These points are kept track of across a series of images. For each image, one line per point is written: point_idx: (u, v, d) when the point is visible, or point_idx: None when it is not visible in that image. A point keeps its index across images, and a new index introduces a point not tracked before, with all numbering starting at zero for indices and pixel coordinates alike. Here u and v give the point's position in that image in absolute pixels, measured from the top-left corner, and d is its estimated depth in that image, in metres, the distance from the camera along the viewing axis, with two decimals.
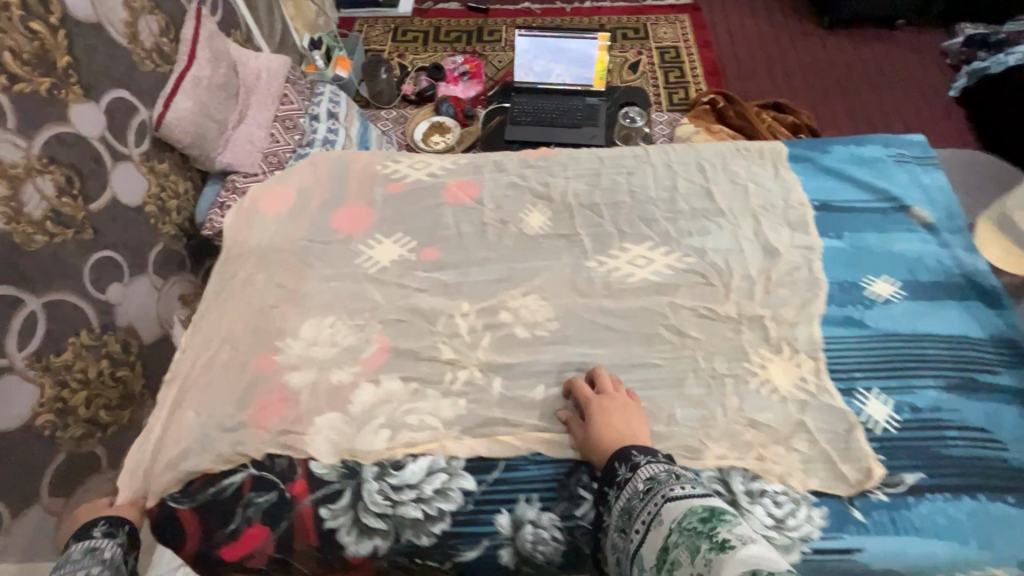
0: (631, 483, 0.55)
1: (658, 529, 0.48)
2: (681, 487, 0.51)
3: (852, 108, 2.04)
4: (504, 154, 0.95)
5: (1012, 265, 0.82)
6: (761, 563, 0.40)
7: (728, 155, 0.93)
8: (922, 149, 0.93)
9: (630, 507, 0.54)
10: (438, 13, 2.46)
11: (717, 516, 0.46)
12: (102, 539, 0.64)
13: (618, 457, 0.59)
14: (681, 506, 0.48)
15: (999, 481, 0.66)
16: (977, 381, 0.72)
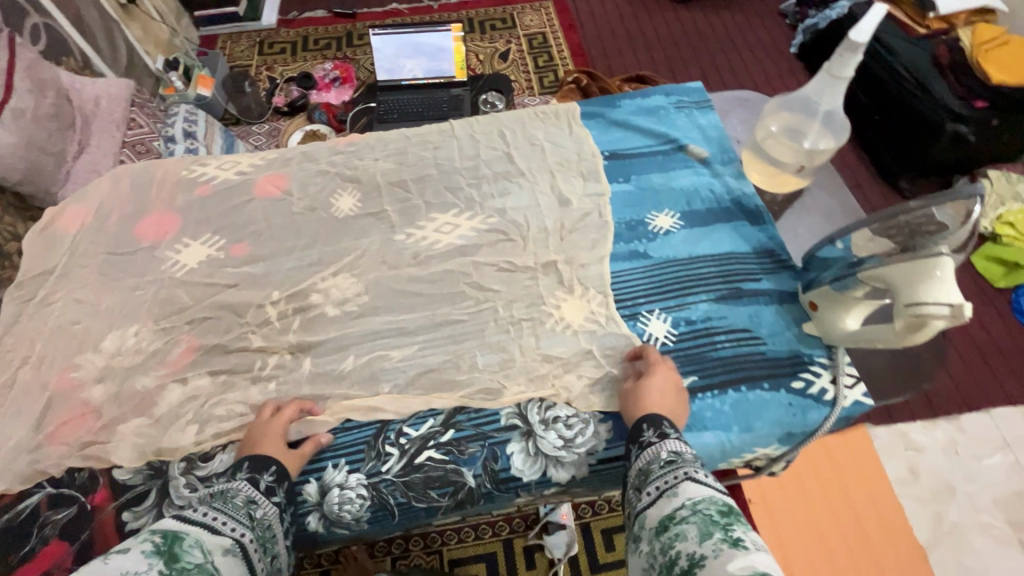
0: (656, 451, 0.57)
1: (670, 500, 0.51)
2: (710, 478, 0.52)
3: (707, 72, 2.20)
4: (314, 145, 0.97)
5: (774, 185, 0.91)
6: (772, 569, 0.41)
7: (526, 120, 0.99)
8: (699, 94, 1.03)
9: (650, 469, 0.56)
10: (305, 22, 2.24)
11: (735, 516, 0.47)
12: (256, 486, 0.58)
13: (649, 421, 0.62)
14: (706, 492, 0.50)
15: (757, 371, 0.74)
16: (741, 290, 0.81)
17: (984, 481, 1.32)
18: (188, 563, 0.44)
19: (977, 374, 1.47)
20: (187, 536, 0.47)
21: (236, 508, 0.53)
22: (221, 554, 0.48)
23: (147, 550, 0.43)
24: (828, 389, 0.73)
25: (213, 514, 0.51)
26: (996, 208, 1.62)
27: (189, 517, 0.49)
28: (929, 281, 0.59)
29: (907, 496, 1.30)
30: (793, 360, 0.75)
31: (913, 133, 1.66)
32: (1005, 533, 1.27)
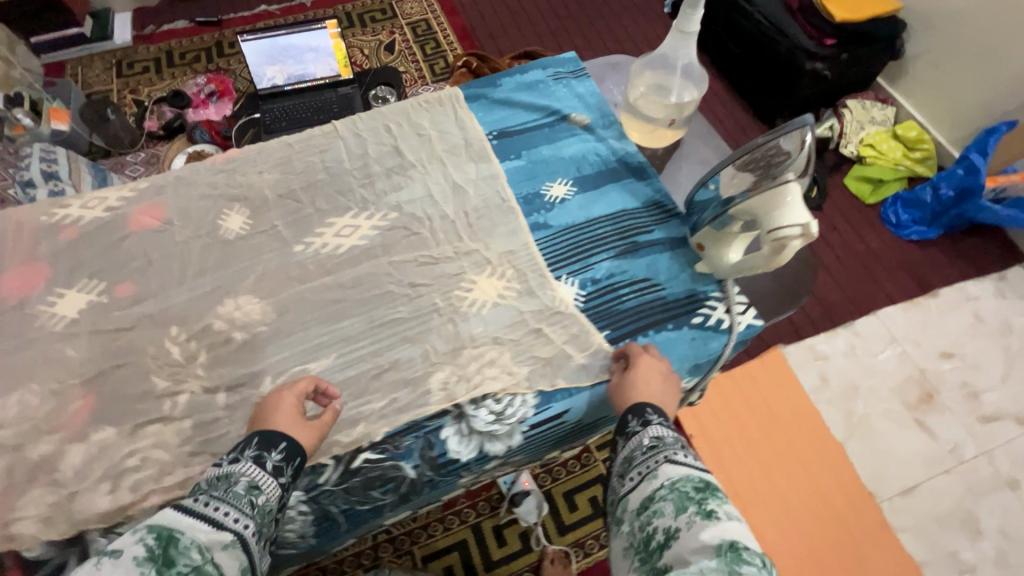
0: (638, 436, 0.62)
1: (652, 482, 0.58)
2: (688, 457, 0.59)
3: (591, 41, 2.27)
4: (189, 168, 0.91)
5: (652, 141, 0.97)
6: (734, 538, 0.50)
7: (411, 111, 0.98)
8: (574, 63, 1.06)
9: (632, 454, 0.61)
10: (165, 36, 2.04)
11: (711, 491, 0.55)
12: (258, 467, 0.56)
13: (633, 410, 0.66)
14: (682, 471, 0.57)
15: (661, 315, 0.80)
16: (637, 243, 0.86)
17: (880, 374, 1.51)
18: (184, 567, 0.45)
19: (861, 282, 1.65)
20: (182, 537, 0.47)
21: (240, 497, 0.53)
22: (219, 552, 0.48)
23: (140, 556, 0.44)
24: (725, 318, 0.80)
25: (216, 509, 0.51)
26: (857, 133, 1.81)
27: (193, 511, 0.50)
28: (783, 204, 0.67)
29: (821, 401, 1.46)
30: (691, 298, 0.81)
31: (780, 75, 1.81)
32: (901, 414, 1.46)
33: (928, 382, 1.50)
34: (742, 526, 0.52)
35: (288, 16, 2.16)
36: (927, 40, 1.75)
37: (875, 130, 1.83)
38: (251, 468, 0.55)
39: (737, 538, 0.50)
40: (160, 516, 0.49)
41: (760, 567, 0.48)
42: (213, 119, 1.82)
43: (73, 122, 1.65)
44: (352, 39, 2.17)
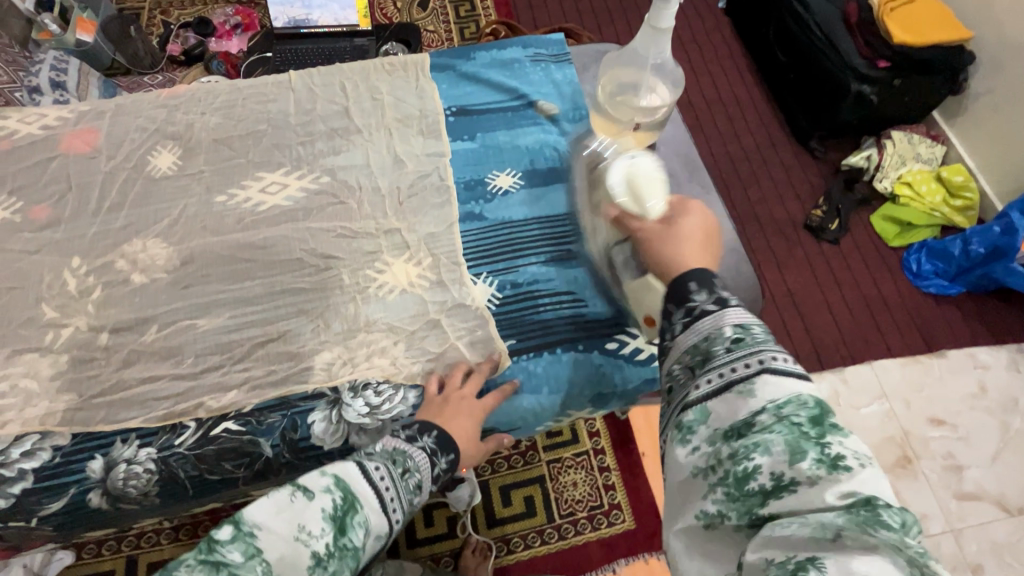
0: (715, 323, 0.48)
1: (745, 398, 0.43)
2: (785, 363, 0.44)
3: (631, 26, 2.13)
4: (133, 98, 0.88)
5: None
6: (874, 495, 0.36)
7: (372, 72, 0.93)
8: (558, 47, 0.98)
9: (710, 349, 0.47)
10: None
11: (827, 418, 0.40)
12: (411, 447, 0.56)
13: (691, 282, 0.52)
14: (787, 389, 0.42)
15: (574, 334, 0.74)
16: (572, 251, 0.80)
17: (857, 428, 1.41)
18: (349, 543, 0.43)
19: (861, 329, 1.54)
20: (356, 505, 0.45)
21: (399, 481, 0.51)
22: (371, 535, 0.46)
23: (327, 510, 0.43)
24: (642, 350, 0.74)
25: (384, 484, 0.49)
26: (897, 168, 1.66)
27: (365, 474, 0.48)
28: (645, 179, 0.67)
29: None
30: (611, 321, 0.75)
31: (821, 91, 1.66)
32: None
33: (909, 446, 1.40)
34: (876, 472, 0.38)
35: None
36: (995, 77, 1.57)
37: (918, 168, 1.67)
38: (416, 453, 0.55)
39: (878, 495, 0.36)
40: (344, 467, 0.48)
41: (909, 534, 0.34)
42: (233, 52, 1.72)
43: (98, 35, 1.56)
44: None
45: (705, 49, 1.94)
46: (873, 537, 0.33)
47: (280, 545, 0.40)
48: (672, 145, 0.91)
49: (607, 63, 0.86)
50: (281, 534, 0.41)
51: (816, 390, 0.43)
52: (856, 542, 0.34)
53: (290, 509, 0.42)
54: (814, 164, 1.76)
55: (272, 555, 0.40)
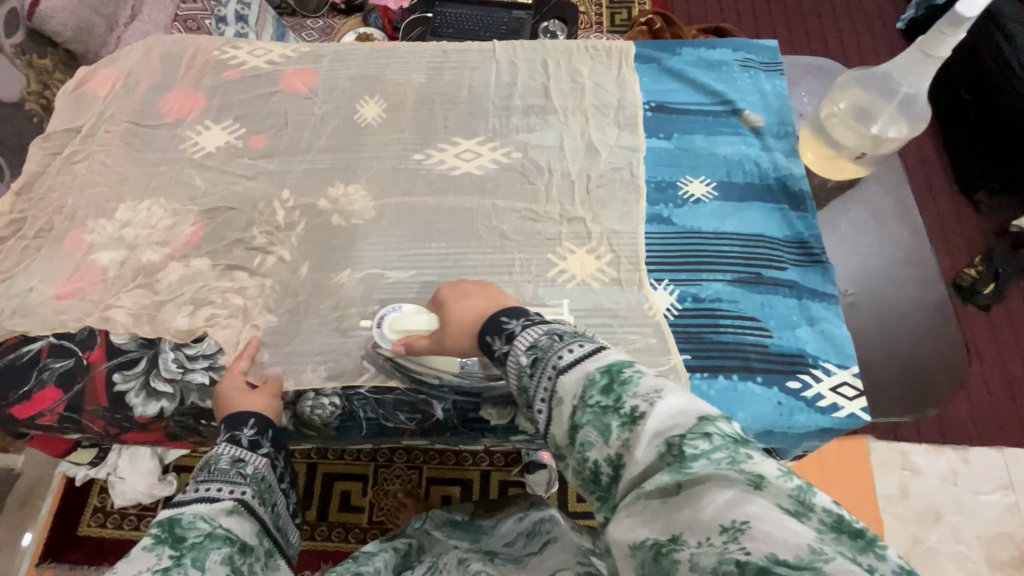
0: (516, 358, 0.49)
1: (560, 407, 0.43)
2: (574, 353, 0.45)
3: (798, 33, 1.98)
4: (348, 46, 0.92)
5: (829, 170, 0.83)
6: (674, 423, 0.37)
7: (573, 53, 0.91)
8: (770, 54, 0.92)
9: (524, 383, 0.47)
10: None
11: (616, 379, 0.41)
12: (250, 450, 0.59)
13: (490, 330, 0.54)
14: (578, 376, 0.43)
15: (751, 362, 0.71)
16: (761, 276, 0.76)
17: (972, 515, 1.28)
18: (195, 536, 0.47)
19: (1005, 411, 1.38)
20: (184, 516, 0.49)
21: (226, 472, 0.55)
22: (224, 517, 0.50)
23: (152, 542, 0.45)
24: (824, 397, 0.69)
25: (207, 486, 0.53)
26: None
27: (180, 504, 0.50)
28: (400, 317, 0.70)
29: (889, 513, 1.27)
30: (795, 358, 0.71)
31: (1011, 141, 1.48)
32: (982, 569, 1.24)
33: None
34: (671, 394, 0.39)
35: None
36: None
37: None
38: (224, 448, 0.58)
39: (673, 427, 0.37)
40: (166, 515, 0.49)
41: (717, 438, 0.36)
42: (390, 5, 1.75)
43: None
44: None
45: None
46: (697, 472, 0.34)
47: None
48: (881, 182, 0.85)
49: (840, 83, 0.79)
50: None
51: (608, 353, 0.44)
52: (691, 487, 0.34)
53: (124, 567, 0.43)
54: (985, 219, 1.57)
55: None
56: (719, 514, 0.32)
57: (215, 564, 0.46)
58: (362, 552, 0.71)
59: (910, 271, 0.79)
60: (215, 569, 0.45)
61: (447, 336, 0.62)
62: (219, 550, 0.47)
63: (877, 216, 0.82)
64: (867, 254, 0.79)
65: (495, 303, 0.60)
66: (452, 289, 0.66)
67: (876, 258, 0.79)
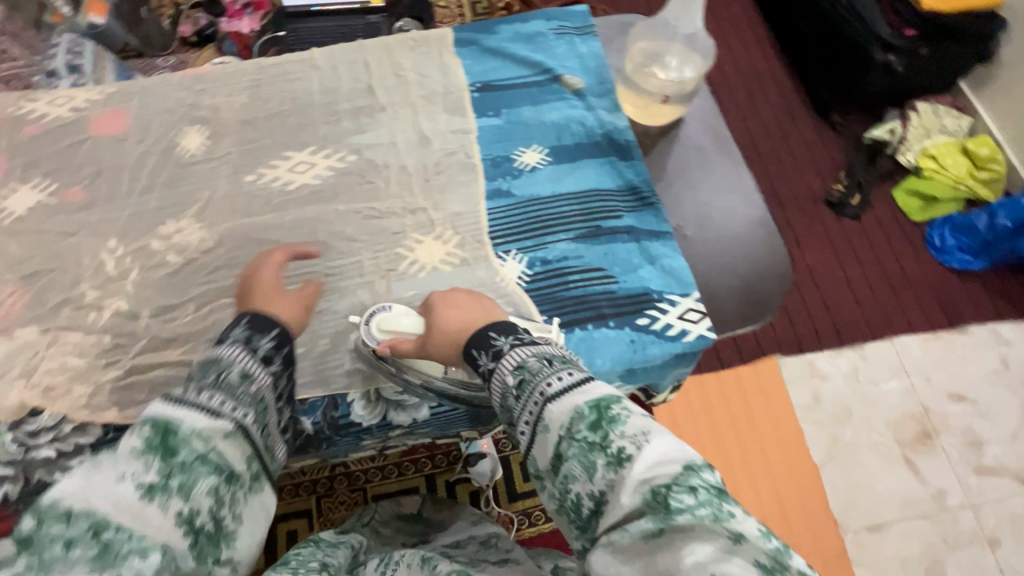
0: (501, 379, 0.51)
1: (545, 435, 0.45)
2: (561, 382, 0.47)
3: None
4: (158, 79, 0.88)
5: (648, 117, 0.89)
6: (660, 473, 0.39)
7: (394, 47, 0.92)
8: (582, 19, 0.96)
9: (506, 402, 0.50)
10: None
11: (605, 416, 0.43)
12: (258, 356, 0.51)
13: (478, 343, 0.56)
14: (568, 407, 0.45)
15: (602, 308, 0.74)
16: (601, 228, 0.80)
17: (874, 403, 1.41)
18: (183, 458, 0.41)
19: (882, 304, 1.52)
20: (179, 425, 0.42)
21: (233, 384, 0.47)
22: (222, 440, 0.44)
23: (138, 445, 0.41)
24: (673, 325, 0.74)
25: (206, 387, 0.46)
26: (920, 141, 1.62)
27: (167, 398, 0.44)
28: (388, 317, 0.67)
29: (807, 420, 1.38)
30: (641, 296, 0.75)
31: (841, 61, 1.62)
32: (891, 449, 1.37)
33: (929, 421, 1.40)
34: (659, 440, 0.41)
35: None
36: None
37: (943, 139, 1.62)
38: (230, 349, 0.50)
39: (660, 475, 0.39)
40: (158, 408, 0.43)
41: (705, 494, 0.38)
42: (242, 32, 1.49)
43: (108, 16, 1.34)
44: None
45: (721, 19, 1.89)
46: (677, 522, 0.37)
47: (122, 496, 0.38)
48: (700, 118, 0.90)
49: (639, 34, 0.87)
50: (96, 486, 0.38)
51: (599, 389, 0.46)
52: (675, 539, 0.36)
53: (98, 465, 0.39)
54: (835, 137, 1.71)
55: (132, 508, 0.38)
56: (694, 565, 0.35)
57: (201, 494, 0.41)
58: (322, 541, 0.68)
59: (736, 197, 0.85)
60: (196, 500, 0.41)
61: (431, 342, 0.62)
62: (204, 479, 0.42)
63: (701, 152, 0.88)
64: (698, 187, 0.85)
65: (485, 314, 0.60)
66: (447, 292, 0.65)
67: (705, 189, 0.85)
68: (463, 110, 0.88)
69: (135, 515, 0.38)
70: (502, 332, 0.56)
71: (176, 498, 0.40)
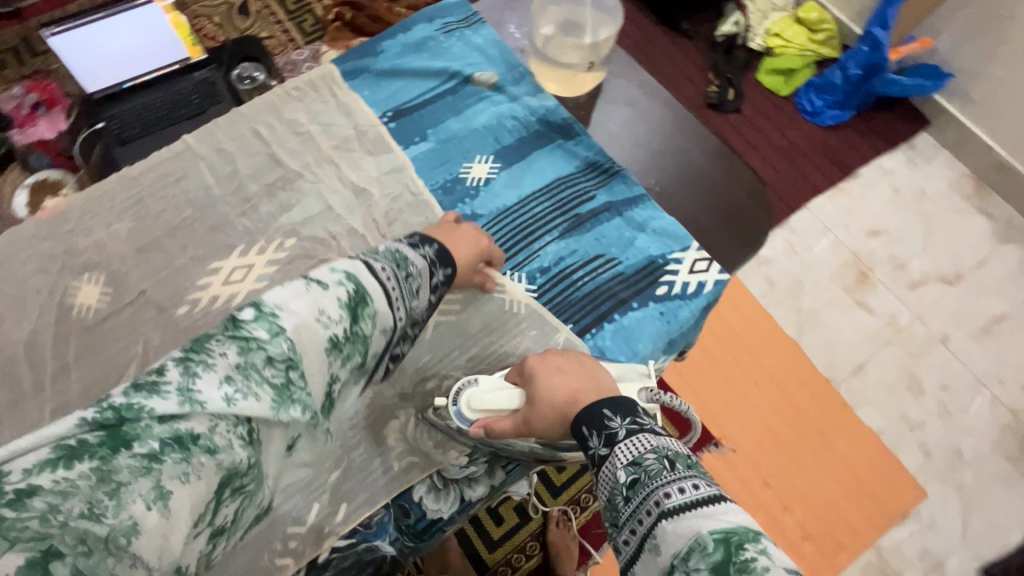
0: (617, 473, 0.66)
1: (654, 543, 0.60)
2: (676, 496, 0.61)
3: None
4: (33, 235, 0.88)
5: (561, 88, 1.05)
6: None
7: (276, 117, 0.96)
8: (461, 9, 1.04)
9: (618, 496, 0.65)
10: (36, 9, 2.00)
11: (731, 562, 0.55)
12: (423, 261, 0.78)
13: (592, 426, 0.71)
14: (691, 532, 0.58)
15: (620, 293, 0.87)
16: (581, 216, 0.92)
17: None
18: (361, 328, 0.69)
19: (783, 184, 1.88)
20: (367, 303, 0.70)
21: (396, 283, 0.73)
22: (378, 327, 0.72)
23: (340, 300, 0.67)
24: (690, 283, 0.86)
25: (388, 276, 0.73)
26: None
27: (370, 269, 0.71)
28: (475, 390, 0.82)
29: None
30: (648, 268, 0.88)
31: None
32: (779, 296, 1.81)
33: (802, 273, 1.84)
34: None
35: None
36: None
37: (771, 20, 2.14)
38: (419, 255, 0.77)
39: None
40: (352, 266, 0.71)
41: None
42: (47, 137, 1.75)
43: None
44: (194, 6, 2.09)
45: None
46: None
47: (319, 338, 0.64)
48: (620, 88, 1.04)
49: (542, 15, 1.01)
50: (305, 316, 0.63)
51: (724, 524, 0.58)
52: None
53: (309, 295, 0.65)
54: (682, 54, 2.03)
55: (309, 366, 0.63)
56: None
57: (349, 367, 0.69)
58: None
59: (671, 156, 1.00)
60: (342, 373, 0.69)
61: (532, 414, 0.77)
62: (357, 358, 0.70)
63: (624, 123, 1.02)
64: (642, 153, 1.01)
65: (588, 379, 0.77)
66: (545, 355, 0.82)
67: (648, 151, 1.00)
68: (376, 158, 0.93)
69: (308, 368, 0.63)
70: (619, 416, 0.71)
71: (336, 365, 0.67)
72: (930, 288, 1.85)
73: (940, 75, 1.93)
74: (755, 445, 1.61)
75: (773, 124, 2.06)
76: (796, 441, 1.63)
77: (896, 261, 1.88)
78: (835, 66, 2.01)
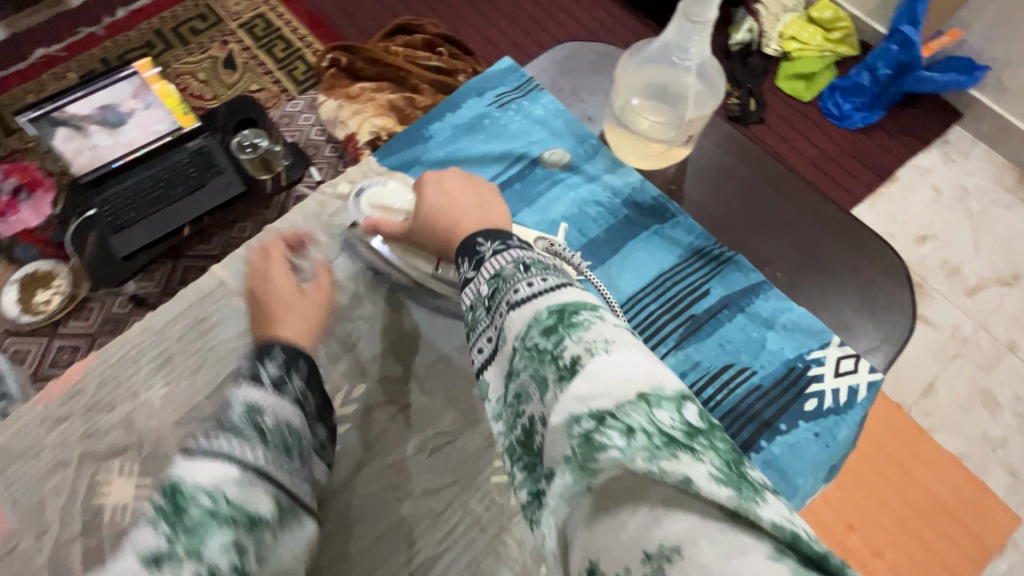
0: (478, 286, 0.67)
1: (505, 341, 0.60)
2: (524, 288, 0.61)
3: (448, 19, 2.15)
4: (90, 398, 0.93)
5: (640, 161, 1.10)
6: (601, 386, 0.48)
7: (323, 237, 1.05)
8: (515, 78, 1.14)
9: (480, 305, 0.66)
10: (15, 80, 1.88)
11: (565, 330, 0.54)
12: (263, 385, 0.63)
13: (468, 252, 0.72)
14: (531, 313, 0.58)
15: (768, 411, 0.88)
16: (699, 316, 0.95)
17: None
18: (195, 509, 0.49)
19: (824, 186, 1.87)
20: (189, 482, 0.51)
21: (238, 424, 0.58)
22: (229, 482, 0.52)
23: (151, 514, 0.49)
24: (839, 392, 0.90)
25: (214, 434, 0.56)
26: (775, 29, 2.02)
27: (182, 448, 0.56)
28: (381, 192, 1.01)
29: None
30: (787, 382, 0.90)
31: None
32: None
33: None
34: (612, 352, 0.50)
35: (80, 56, 1.94)
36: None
37: (790, 20, 2.04)
38: (241, 381, 0.64)
39: (594, 395, 0.47)
40: (168, 467, 0.54)
41: (656, 426, 0.44)
42: (30, 223, 1.60)
43: None
44: (175, 64, 1.96)
45: (543, 18, 2.20)
46: (602, 444, 0.44)
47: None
48: (694, 162, 1.12)
49: (627, 83, 1.04)
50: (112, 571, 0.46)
51: (560, 299, 0.58)
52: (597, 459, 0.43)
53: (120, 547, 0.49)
54: None
55: None
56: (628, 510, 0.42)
57: (216, 548, 0.49)
58: None
59: (789, 240, 1.06)
60: (214, 559, 0.48)
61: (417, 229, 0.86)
62: (223, 533, 0.49)
63: (728, 207, 1.08)
64: (754, 241, 1.06)
65: (470, 199, 0.83)
66: (436, 178, 0.86)
67: (755, 240, 1.06)
68: None
69: None
70: (491, 242, 0.71)
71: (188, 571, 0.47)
72: (989, 293, 1.75)
73: (974, 69, 1.84)
74: (846, 498, 1.46)
75: (800, 133, 1.95)
76: (899, 499, 1.47)
77: (948, 266, 1.78)
78: (861, 67, 1.93)
